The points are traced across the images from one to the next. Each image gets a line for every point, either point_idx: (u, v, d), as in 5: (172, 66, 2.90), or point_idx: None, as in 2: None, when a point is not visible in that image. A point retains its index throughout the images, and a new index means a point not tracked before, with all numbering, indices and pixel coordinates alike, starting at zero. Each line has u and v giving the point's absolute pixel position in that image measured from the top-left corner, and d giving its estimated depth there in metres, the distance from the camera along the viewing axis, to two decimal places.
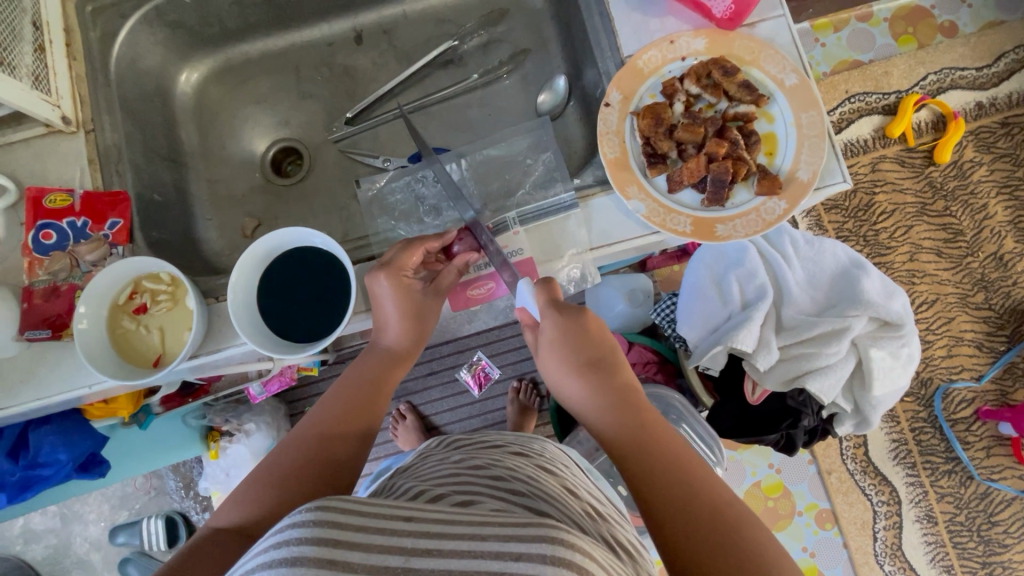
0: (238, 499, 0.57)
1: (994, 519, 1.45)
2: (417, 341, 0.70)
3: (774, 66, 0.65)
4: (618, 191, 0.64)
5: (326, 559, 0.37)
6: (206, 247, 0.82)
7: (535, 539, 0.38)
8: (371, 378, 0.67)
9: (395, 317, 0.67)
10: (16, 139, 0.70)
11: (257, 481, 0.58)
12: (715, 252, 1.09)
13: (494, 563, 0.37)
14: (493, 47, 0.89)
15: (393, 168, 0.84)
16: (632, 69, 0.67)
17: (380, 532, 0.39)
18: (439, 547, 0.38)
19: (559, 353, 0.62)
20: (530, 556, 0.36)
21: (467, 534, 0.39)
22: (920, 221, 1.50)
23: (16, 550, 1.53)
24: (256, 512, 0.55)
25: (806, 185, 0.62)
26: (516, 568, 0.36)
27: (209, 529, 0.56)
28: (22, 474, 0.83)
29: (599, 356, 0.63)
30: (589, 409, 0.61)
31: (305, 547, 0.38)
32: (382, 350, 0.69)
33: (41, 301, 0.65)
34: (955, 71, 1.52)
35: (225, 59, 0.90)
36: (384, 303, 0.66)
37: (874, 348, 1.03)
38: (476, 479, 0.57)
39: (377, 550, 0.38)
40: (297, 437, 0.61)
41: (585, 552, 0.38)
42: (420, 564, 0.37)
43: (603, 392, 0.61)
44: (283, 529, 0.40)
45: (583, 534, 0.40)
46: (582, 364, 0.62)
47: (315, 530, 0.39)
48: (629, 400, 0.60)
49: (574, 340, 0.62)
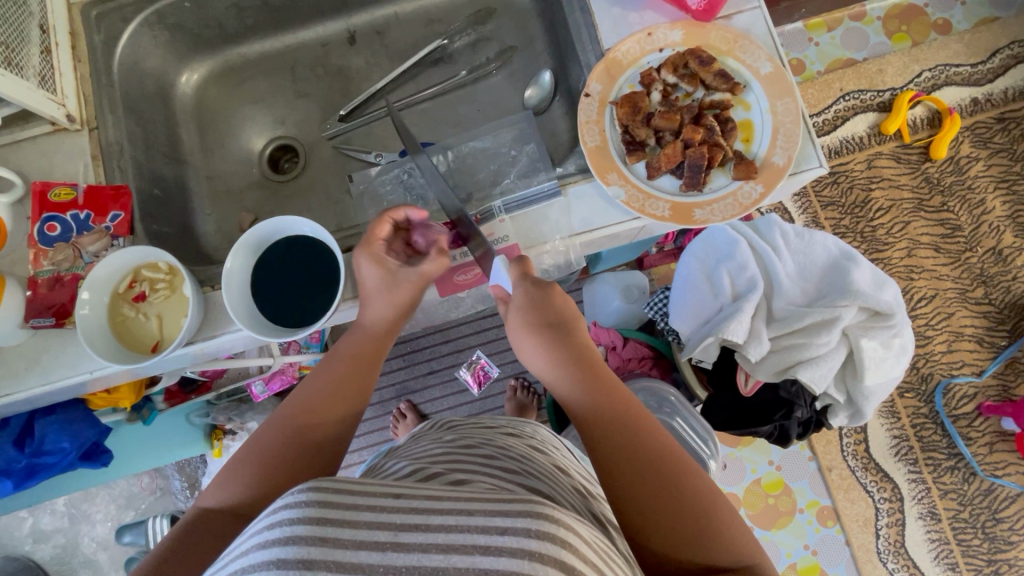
0: (224, 479, 0.59)
1: (999, 515, 1.43)
2: (397, 321, 0.70)
3: (749, 56, 0.68)
4: (598, 177, 0.66)
5: (317, 537, 0.36)
6: (205, 241, 0.85)
7: (518, 513, 0.37)
8: (353, 358, 0.67)
9: (376, 290, 0.67)
10: (23, 137, 0.73)
11: (242, 460, 0.60)
12: (705, 245, 1.12)
13: (479, 537, 0.36)
14: (481, 45, 0.92)
15: (385, 162, 0.86)
16: (611, 60, 0.69)
17: (371, 510, 0.38)
18: (427, 522, 0.37)
19: (518, 317, 0.61)
20: (514, 530, 0.36)
21: (455, 508, 0.39)
22: (917, 217, 1.51)
23: (25, 550, 1.55)
24: (251, 494, 0.58)
25: (782, 169, 0.64)
26: (501, 541, 0.35)
27: (202, 508, 0.58)
28: (27, 462, 0.85)
29: (560, 319, 0.61)
30: (554, 375, 0.60)
31: (298, 526, 0.37)
32: (366, 329, 0.69)
33: (45, 290, 0.68)
34: (949, 67, 1.53)
35: (224, 61, 0.93)
36: (366, 279, 0.67)
37: (865, 338, 1.04)
38: (466, 456, 0.58)
39: (366, 526, 0.37)
40: (278, 420, 0.63)
41: (569, 527, 0.38)
42: (409, 538, 0.36)
43: (563, 357, 0.60)
44: (276, 510, 0.39)
45: (570, 511, 0.39)
46: (543, 328, 0.61)
47: (308, 510, 0.38)
48: (591, 364, 0.60)
49: (535, 303, 0.61)
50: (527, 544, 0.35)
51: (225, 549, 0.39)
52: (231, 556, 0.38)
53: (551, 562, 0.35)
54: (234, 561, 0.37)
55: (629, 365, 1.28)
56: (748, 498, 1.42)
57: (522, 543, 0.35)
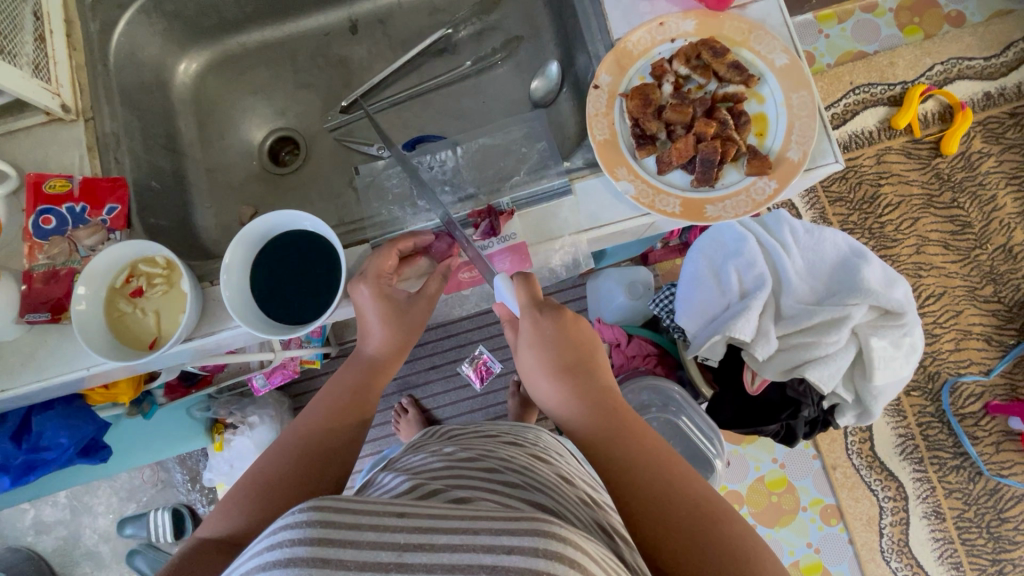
0: (223, 509, 0.57)
1: (1004, 515, 1.42)
2: (400, 346, 0.68)
3: (764, 46, 0.65)
4: (607, 172, 0.64)
5: (319, 558, 0.35)
6: (204, 235, 0.84)
7: (525, 531, 0.36)
8: (352, 388, 0.67)
9: (376, 323, 0.66)
10: (17, 127, 0.72)
11: (241, 490, 0.58)
12: (713, 241, 1.10)
13: (485, 557, 0.35)
14: (486, 35, 0.90)
15: (387, 155, 0.85)
16: (621, 51, 0.67)
17: (374, 529, 0.37)
18: (432, 541, 0.36)
19: (535, 355, 0.62)
20: (521, 549, 0.34)
21: (462, 527, 0.37)
22: (926, 213, 1.48)
23: (27, 541, 1.55)
24: (245, 520, 0.56)
25: (797, 165, 0.62)
26: (509, 562, 0.34)
27: (197, 538, 0.56)
28: (24, 457, 0.84)
29: (575, 359, 0.63)
30: (572, 414, 0.62)
31: (298, 548, 0.36)
32: (364, 360, 0.69)
33: (40, 285, 0.67)
34: (962, 61, 1.50)
35: (223, 50, 0.91)
36: (365, 311, 0.66)
37: (875, 338, 1.02)
38: (468, 469, 0.56)
39: (368, 546, 0.36)
40: (281, 449, 0.62)
41: (577, 544, 0.36)
42: (414, 559, 0.35)
43: (581, 396, 0.61)
44: (277, 530, 0.38)
45: (578, 526, 0.38)
46: (560, 370, 0.62)
47: (309, 531, 0.36)
48: (607, 403, 0.61)
49: (549, 343, 0.62)
50: (534, 564, 0.34)
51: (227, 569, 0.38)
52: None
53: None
54: None
55: (633, 362, 1.26)
56: (751, 496, 1.40)
57: (529, 563, 0.34)
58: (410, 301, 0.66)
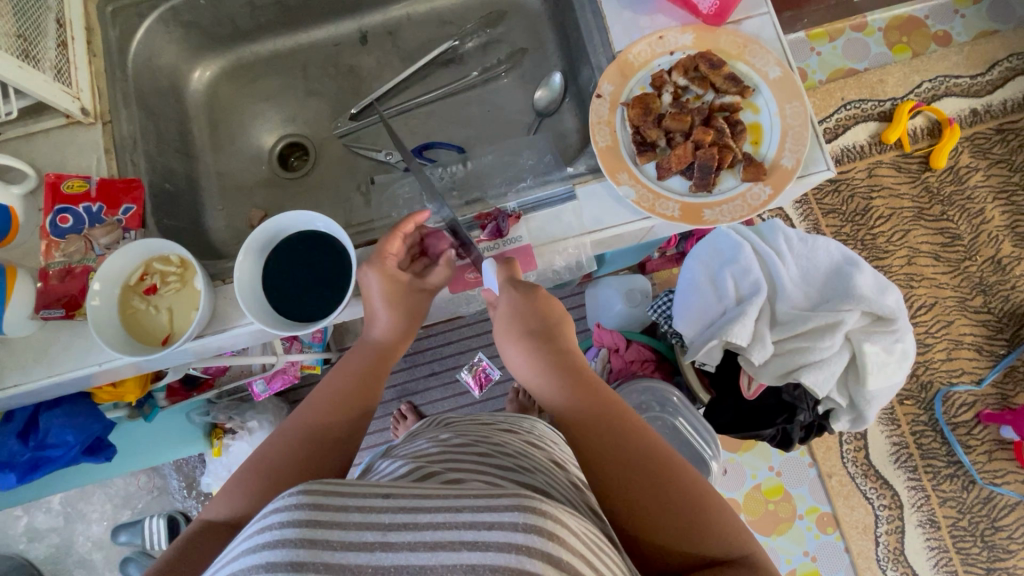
0: (225, 492, 0.58)
1: (998, 524, 1.43)
2: (405, 330, 0.71)
3: (758, 60, 0.69)
4: (609, 177, 0.67)
5: (307, 539, 0.36)
6: (214, 236, 0.86)
7: (507, 507, 0.38)
8: (358, 371, 0.68)
9: (380, 305, 0.68)
10: (36, 129, 0.74)
11: (241, 474, 0.59)
12: (709, 249, 1.13)
13: (466, 533, 0.37)
14: (492, 47, 0.93)
15: (394, 162, 0.87)
16: (622, 63, 0.70)
17: (359, 510, 0.38)
18: (415, 521, 0.38)
19: (505, 326, 0.63)
20: (502, 524, 0.36)
21: (445, 506, 0.39)
22: (917, 226, 1.52)
23: (19, 549, 1.54)
24: (244, 506, 0.56)
25: (790, 171, 0.65)
26: (489, 537, 0.36)
27: (203, 520, 0.58)
28: (30, 455, 0.85)
29: (538, 328, 0.62)
30: (538, 380, 0.61)
31: (287, 529, 0.37)
32: (372, 344, 0.70)
33: (56, 282, 0.68)
34: (949, 78, 1.55)
35: (236, 58, 0.94)
36: (368, 295, 0.68)
37: (868, 343, 1.04)
38: (461, 453, 0.58)
39: (354, 527, 0.37)
40: (284, 433, 0.63)
41: (557, 519, 0.38)
42: (397, 538, 0.37)
43: (545, 362, 0.61)
44: (268, 514, 0.39)
45: (558, 504, 0.40)
46: (525, 337, 0.62)
47: (297, 513, 0.38)
48: (575, 367, 0.61)
49: (515, 314, 0.62)
50: (514, 538, 0.36)
51: (221, 553, 0.40)
52: (222, 562, 0.38)
53: (537, 554, 0.36)
54: (225, 567, 0.38)
55: (632, 368, 1.28)
56: (748, 504, 1.42)
57: (509, 537, 0.36)
58: (416, 285, 0.70)
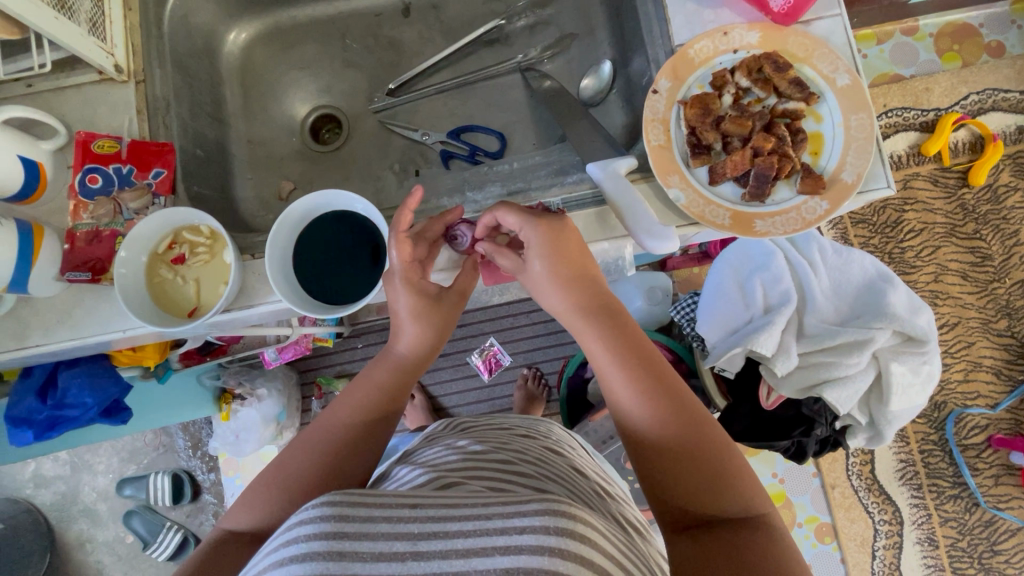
0: (246, 502, 0.57)
1: (997, 547, 1.43)
2: (434, 345, 0.65)
3: (827, 65, 0.65)
4: (660, 179, 0.64)
5: (336, 552, 0.35)
6: (243, 206, 0.84)
7: (536, 511, 0.37)
8: (380, 385, 0.63)
9: (408, 317, 0.62)
10: (67, 84, 0.71)
11: (262, 483, 0.58)
12: (739, 254, 1.09)
13: (498, 538, 0.36)
14: (539, 29, 0.89)
15: (432, 142, 0.85)
16: (683, 58, 0.66)
17: (387, 520, 0.37)
18: (445, 529, 0.37)
19: (544, 266, 0.58)
20: (533, 528, 0.35)
21: (473, 514, 0.38)
22: (948, 243, 1.48)
23: (26, 494, 1.56)
24: (266, 516, 0.55)
25: (850, 187, 0.62)
26: (520, 540, 0.35)
27: (223, 530, 0.56)
28: (48, 413, 0.84)
29: (579, 261, 0.59)
30: (573, 318, 0.59)
31: (314, 542, 0.36)
32: (394, 357, 0.65)
33: (83, 245, 0.66)
34: (998, 92, 1.49)
35: (274, 22, 0.91)
36: (395, 306, 0.63)
37: (895, 363, 1.03)
38: (485, 461, 0.57)
39: (383, 538, 0.36)
40: (303, 443, 0.60)
41: (586, 522, 0.37)
42: (429, 547, 0.36)
43: (587, 302, 0.58)
44: (292, 526, 0.38)
45: (587, 508, 0.39)
46: (566, 277, 0.58)
47: (324, 525, 0.37)
48: (609, 314, 0.58)
49: (553, 246, 0.58)
50: (545, 542, 0.35)
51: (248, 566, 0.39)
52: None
53: (571, 557, 0.35)
54: None
55: None
56: None
57: (540, 540, 0.35)
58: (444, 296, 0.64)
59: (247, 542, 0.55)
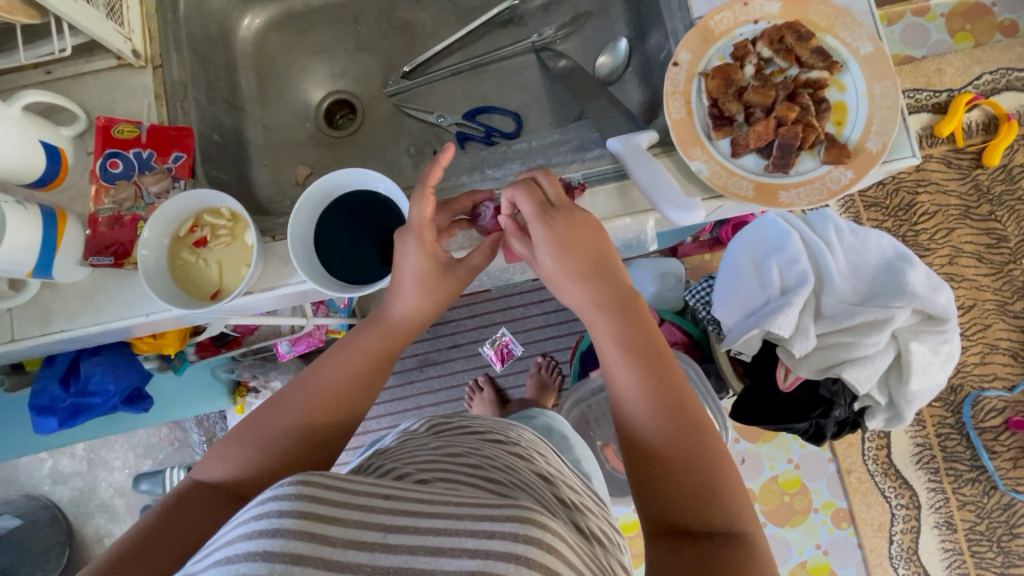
0: (219, 453, 0.57)
1: (1016, 531, 1.42)
2: (425, 319, 0.65)
3: (849, 34, 0.64)
4: (682, 151, 0.63)
5: (307, 532, 0.35)
6: (260, 191, 0.84)
7: (507, 518, 0.36)
8: (366, 354, 0.63)
9: (412, 283, 0.62)
10: (86, 70, 0.71)
11: (239, 437, 0.57)
12: (755, 235, 1.09)
13: (467, 540, 0.35)
14: (553, 9, 0.88)
15: (449, 124, 0.85)
16: (703, 30, 0.66)
17: (359, 509, 0.37)
18: (416, 524, 0.37)
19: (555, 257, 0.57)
20: (502, 534, 0.35)
21: (444, 513, 0.38)
22: (962, 224, 1.47)
23: (43, 490, 1.57)
24: (240, 472, 0.55)
25: (876, 155, 0.61)
26: (489, 545, 0.35)
27: (191, 480, 0.56)
28: (71, 401, 0.85)
29: (596, 255, 0.58)
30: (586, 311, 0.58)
31: (285, 519, 0.35)
32: (387, 324, 0.64)
33: (107, 229, 0.66)
34: (1012, 72, 1.47)
35: (287, 8, 0.91)
36: (403, 272, 0.63)
37: (915, 342, 1.02)
38: (452, 466, 0.55)
39: (355, 525, 0.36)
40: (281, 399, 0.59)
41: (556, 533, 0.37)
42: (396, 540, 0.35)
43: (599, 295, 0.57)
44: (263, 502, 0.37)
45: (556, 518, 0.38)
46: (580, 270, 0.57)
47: (296, 504, 0.36)
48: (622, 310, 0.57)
49: (564, 238, 0.57)
50: (513, 548, 0.34)
51: (207, 544, 0.38)
52: (207, 553, 0.37)
53: (534, 565, 0.34)
54: (217, 552, 0.36)
55: None
56: (764, 494, 1.41)
57: (509, 547, 0.34)
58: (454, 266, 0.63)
59: (216, 495, 0.54)
